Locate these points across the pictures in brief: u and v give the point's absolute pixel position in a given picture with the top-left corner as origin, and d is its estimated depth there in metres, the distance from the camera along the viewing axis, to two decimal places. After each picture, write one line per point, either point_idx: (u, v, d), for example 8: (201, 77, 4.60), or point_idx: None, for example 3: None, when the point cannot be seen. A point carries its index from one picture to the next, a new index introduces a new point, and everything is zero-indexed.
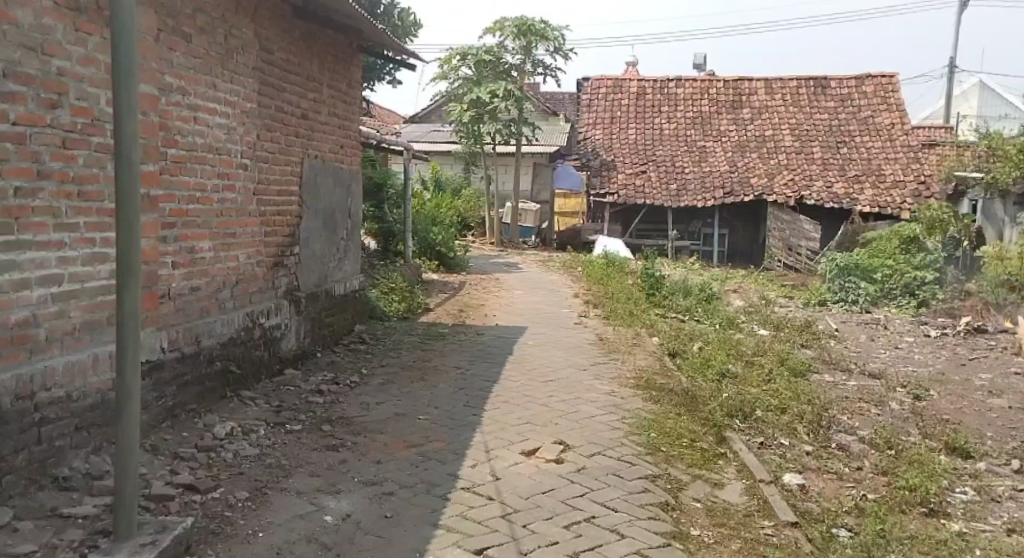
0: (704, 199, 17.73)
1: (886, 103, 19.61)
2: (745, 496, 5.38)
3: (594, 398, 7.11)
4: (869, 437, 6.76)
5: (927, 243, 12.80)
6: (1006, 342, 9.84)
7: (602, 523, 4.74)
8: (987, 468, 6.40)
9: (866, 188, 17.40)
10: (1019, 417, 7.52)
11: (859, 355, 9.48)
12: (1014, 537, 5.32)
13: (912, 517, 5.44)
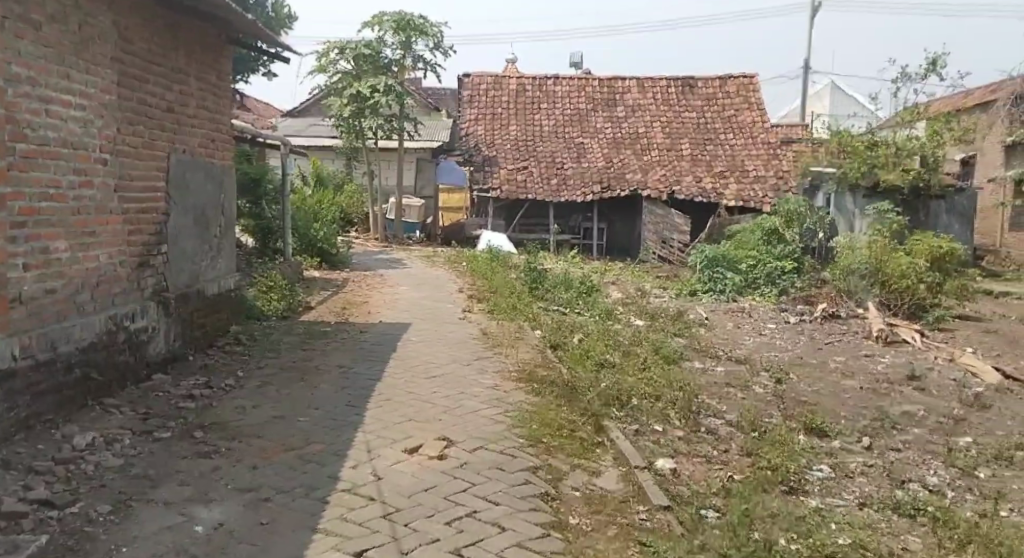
0: (584, 193, 18.10)
1: (749, 102, 20.57)
2: (621, 483, 5.55)
3: (475, 393, 7.16)
4: (735, 421, 7.11)
5: (787, 236, 13.42)
6: (859, 328, 10.48)
7: (483, 518, 4.80)
8: (840, 446, 6.83)
9: (731, 183, 18.20)
10: (869, 397, 8.03)
11: (728, 342, 9.92)
12: (864, 510, 5.71)
13: (774, 495, 5.73)
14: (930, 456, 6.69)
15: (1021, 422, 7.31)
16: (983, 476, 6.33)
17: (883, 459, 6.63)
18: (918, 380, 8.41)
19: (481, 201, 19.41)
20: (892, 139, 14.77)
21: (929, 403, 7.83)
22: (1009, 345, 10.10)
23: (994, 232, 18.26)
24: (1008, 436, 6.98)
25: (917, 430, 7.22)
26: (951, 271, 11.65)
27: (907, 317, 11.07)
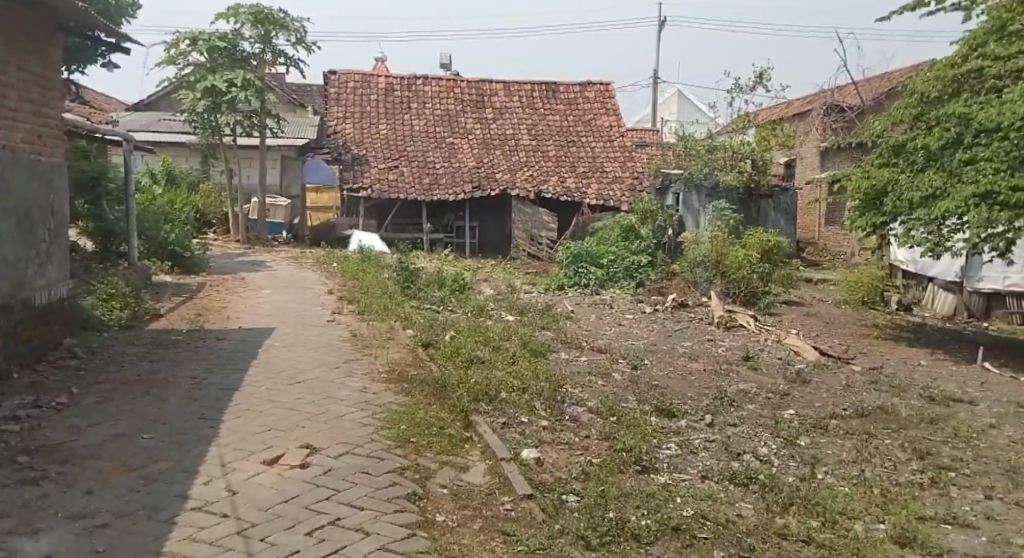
0: (454, 193, 18.52)
1: (607, 108, 21.59)
2: (487, 476, 6.01)
3: (341, 397, 7.47)
4: (597, 406, 7.69)
5: (642, 231, 14.27)
6: (704, 315, 11.40)
7: (347, 525, 5.15)
8: (686, 425, 7.51)
9: (593, 182, 19.09)
10: (712, 378, 8.84)
11: (590, 332, 10.58)
12: (706, 482, 6.31)
13: (628, 475, 6.26)
14: (762, 428, 7.46)
15: (835, 394, 8.28)
16: (805, 443, 7.10)
17: (721, 434, 7.34)
18: (752, 359, 9.34)
19: (351, 201, 19.52)
20: (728, 143, 16.47)
21: (760, 380, 8.71)
22: (827, 328, 11.46)
23: (813, 229, 19.97)
24: (823, 407, 7.91)
25: (751, 405, 8.04)
26: (780, 262, 12.81)
27: (743, 304, 12.14)
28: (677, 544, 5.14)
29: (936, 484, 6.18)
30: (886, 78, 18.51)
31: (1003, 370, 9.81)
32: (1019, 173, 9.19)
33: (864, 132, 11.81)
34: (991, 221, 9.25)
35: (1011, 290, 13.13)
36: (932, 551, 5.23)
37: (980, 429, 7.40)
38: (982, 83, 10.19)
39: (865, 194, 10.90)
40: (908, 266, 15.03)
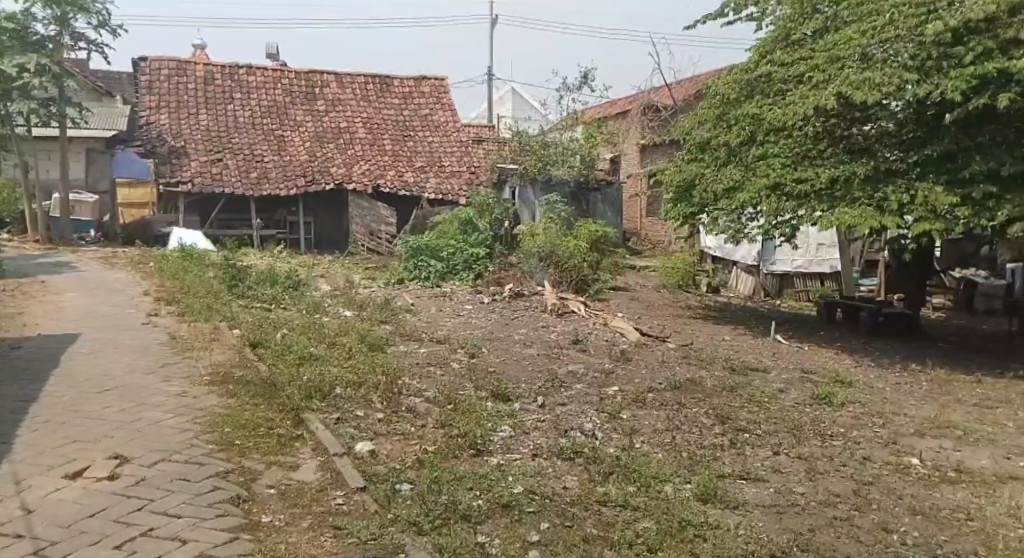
0: (286, 187, 18.39)
1: (442, 103, 21.97)
2: (319, 473, 5.64)
3: (157, 403, 7.03)
4: (435, 396, 7.36)
5: (480, 224, 14.79)
6: (539, 302, 11.99)
7: (161, 534, 4.69)
8: (520, 407, 7.43)
9: (431, 176, 19.44)
10: (545, 360, 9.12)
11: (429, 325, 10.75)
12: (536, 460, 6.21)
13: (463, 459, 5.97)
14: (591, 408, 7.65)
15: (653, 369, 9.05)
16: (626, 417, 7.58)
17: (552, 414, 7.40)
18: (581, 343, 9.89)
19: (169, 197, 18.83)
20: (558, 140, 17.45)
21: (588, 360, 9.25)
22: (648, 311, 12.44)
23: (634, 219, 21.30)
24: (643, 382, 8.58)
25: (579, 385, 8.37)
26: (607, 251, 13.86)
27: (576, 291, 12.93)
28: (506, 520, 5.05)
29: (734, 444, 6.93)
30: (694, 82, 19.99)
31: (793, 343, 11.20)
32: (802, 167, 10.56)
33: (676, 130, 13.36)
34: (779, 210, 10.50)
35: (798, 271, 15.12)
36: (729, 503, 5.77)
37: (771, 394, 8.41)
38: (770, 86, 11.61)
39: (678, 187, 12.25)
40: (714, 252, 16.44)
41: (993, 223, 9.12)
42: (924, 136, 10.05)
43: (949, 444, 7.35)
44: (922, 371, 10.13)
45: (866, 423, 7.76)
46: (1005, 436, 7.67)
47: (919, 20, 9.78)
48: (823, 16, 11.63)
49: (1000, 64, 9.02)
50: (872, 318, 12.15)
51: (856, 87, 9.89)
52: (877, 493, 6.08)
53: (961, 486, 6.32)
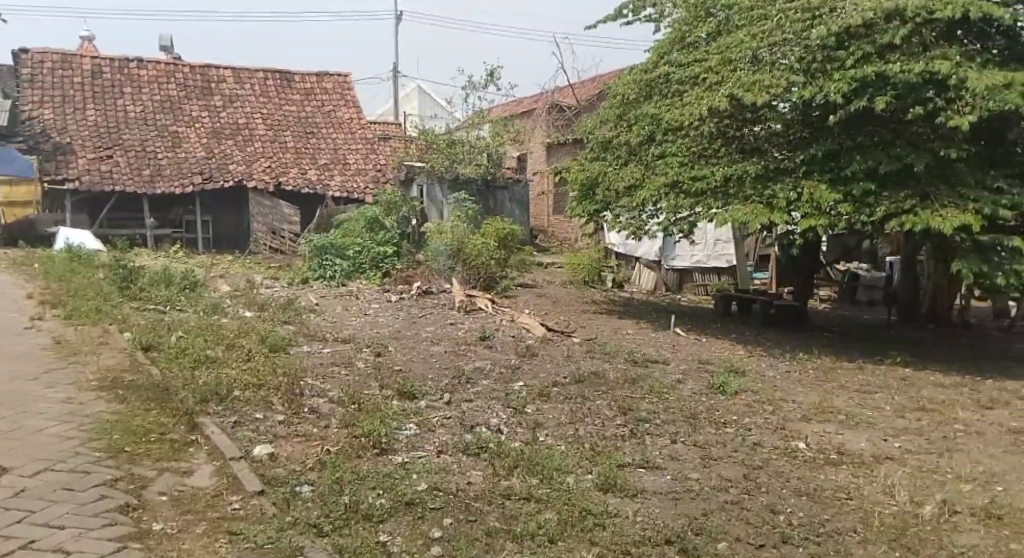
0: (181, 185, 17.92)
1: (346, 99, 21.76)
2: (214, 477, 5.57)
3: (40, 410, 6.79)
4: (338, 396, 7.33)
5: (386, 223, 14.68)
6: (446, 300, 12.03)
7: (42, 546, 4.54)
8: (426, 405, 7.42)
9: (335, 174, 19.25)
10: (451, 358, 9.13)
11: (333, 324, 10.68)
12: (442, 457, 6.23)
13: (367, 458, 5.97)
14: (496, 403, 7.71)
15: (558, 363, 9.23)
16: (531, 411, 7.66)
17: (457, 410, 7.38)
18: (488, 339, 9.97)
19: (54, 194, 17.99)
20: (465, 138, 17.52)
21: (495, 356, 9.32)
22: (555, 307, 12.65)
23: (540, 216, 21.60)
24: (548, 376, 8.72)
25: (486, 381, 8.40)
26: (515, 248, 13.93)
27: (483, 288, 13.06)
28: (409, 518, 5.09)
29: (634, 435, 7.15)
30: (596, 82, 20.46)
31: (691, 335, 11.63)
32: (698, 166, 11.12)
33: (579, 130, 13.70)
34: (678, 207, 11.06)
35: (696, 266, 15.72)
36: (628, 492, 5.94)
37: (670, 385, 8.73)
38: (668, 86, 12.01)
39: (582, 184, 12.66)
40: (616, 249, 16.69)
41: (872, 218, 9.79)
42: (809, 136, 10.54)
43: (832, 428, 7.78)
44: (810, 359, 10.68)
45: (758, 410, 8.15)
46: (884, 419, 8.16)
47: (805, 25, 10.30)
48: (716, 19, 12.09)
49: (878, 68, 9.48)
50: (764, 310, 12.69)
51: (747, 89, 10.44)
52: (766, 476, 6.39)
53: (844, 467, 6.69)
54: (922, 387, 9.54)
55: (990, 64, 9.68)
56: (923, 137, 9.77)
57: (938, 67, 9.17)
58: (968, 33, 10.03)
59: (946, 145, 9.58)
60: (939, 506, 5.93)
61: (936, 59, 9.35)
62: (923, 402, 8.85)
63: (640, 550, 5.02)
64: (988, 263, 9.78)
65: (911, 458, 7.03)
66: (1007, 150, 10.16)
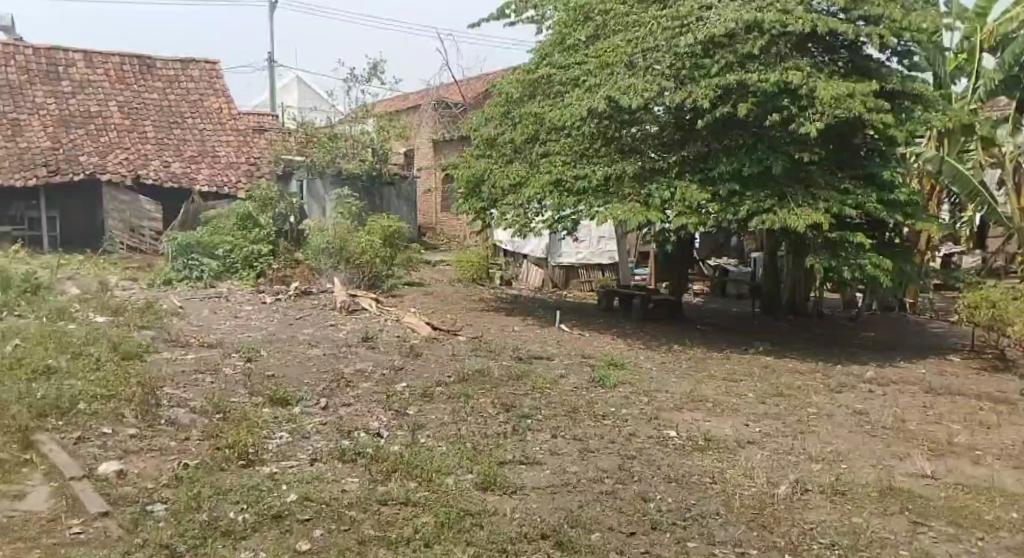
0: (24, 177, 16.64)
1: (214, 88, 20.71)
2: (51, 500, 5.13)
3: None
4: (200, 406, 6.93)
5: (260, 220, 14.05)
6: (327, 300, 11.68)
7: None
8: (301, 411, 7.09)
9: (202, 168, 18.38)
10: (331, 361, 8.79)
11: (200, 328, 10.18)
12: (315, 465, 5.93)
13: (230, 471, 5.63)
14: (376, 404, 7.42)
15: (442, 362, 9.03)
16: (412, 413, 7.32)
17: (335, 416, 7.05)
18: (370, 340, 9.68)
19: None
20: (349, 130, 17.51)
21: (376, 357, 9.04)
22: (441, 305, 12.47)
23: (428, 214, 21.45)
24: (431, 376, 8.47)
25: (366, 384, 8.06)
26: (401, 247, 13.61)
27: (367, 287, 12.71)
28: (275, 533, 4.81)
29: (516, 431, 7.04)
30: (484, 79, 20.47)
31: (575, 330, 11.69)
32: (577, 165, 11.25)
33: (463, 127, 13.58)
34: (562, 205, 11.10)
35: (581, 263, 15.82)
36: (507, 490, 5.82)
37: (553, 380, 8.72)
38: (550, 87, 12.08)
39: (468, 182, 12.49)
40: (506, 244, 16.93)
41: (738, 217, 10.12)
42: (681, 139, 10.83)
43: (701, 416, 7.95)
44: (684, 350, 10.90)
45: (634, 402, 8.24)
46: (747, 406, 8.37)
47: (674, 32, 10.51)
48: (593, 23, 12.17)
49: (739, 76, 9.89)
50: (643, 304, 13.00)
51: (622, 92, 10.59)
52: (639, 465, 6.42)
53: (709, 453, 6.81)
54: (782, 374, 9.85)
55: (836, 76, 10.19)
56: (781, 140, 10.23)
57: (791, 77, 9.64)
58: (819, 46, 10.46)
59: (800, 149, 10.11)
60: (792, 486, 6.06)
61: (790, 69, 9.83)
62: (783, 388, 9.12)
63: (517, 547, 4.91)
64: (837, 258, 10.26)
65: (771, 441, 7.21)
66: (851, 154, 10.63)
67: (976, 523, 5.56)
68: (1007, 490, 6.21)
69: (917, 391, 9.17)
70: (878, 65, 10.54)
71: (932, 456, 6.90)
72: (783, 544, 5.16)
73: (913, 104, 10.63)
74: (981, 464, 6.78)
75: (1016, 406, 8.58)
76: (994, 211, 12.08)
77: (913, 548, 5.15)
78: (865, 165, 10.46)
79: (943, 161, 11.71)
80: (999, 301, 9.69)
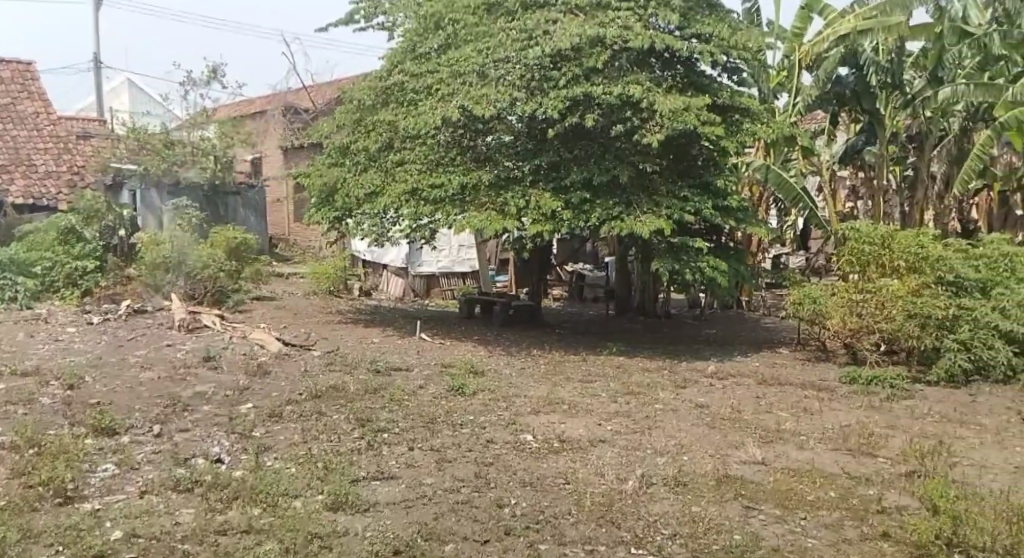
0: None
1: (29, 89, 18.00)
2: None
3: None
4: (11, 441, 6.38)
5: (85, 233, 13.18)
6: (164, 319, 11.03)
7: None
8: (129, 440, 6.64)
9: (15, 177, 15.77)
10: (165, 385, 8.26)
11: (16, 354, 9.39)
12: (144, 498, 5.54)
13: (43, 512, 5.18)
14: (216, 428, 7.03)
15: (293, 380, 8.68)
16: (258, 434, 6.97)
17: (169, 443, 6.63)
18: (212, 359, 9.21)
19: None
20: (186, 137, 17.11)
21: (219, 378, 8.58)
22: (294, 319, 12.08)
23: (281, 224, 20.82)
24: (280, 395, 8.09)
25: (206, 406, 7.62)
26: (248, 259, 13.11)
27: (212, 302, 12.11)
28: None
29: (371, 447, 6.83)
30: (335, 84, 20.22)
31: (436, 339, 11.59)
32: (435, 173, 11.07)
33: (312, 134, 13.23)
34: (418, 214, 10.95)
35: (442, 271, 15.74)
36: (358, 508, 5.60)
37: (410, 391, 8.56)
38: (403, 95, 11.95)
39: (320, 191, 12.17)
40: (365, 255, 16.75)
41: (589, 224, 10.31)
42: (533, 148, 10.92)
43: (556, 418, 8.01)
44: (543, 354, 10.98)
45: (491, 408, 8.20)
46: (600, 405, 8.49)
47: (522, 45, 10.60)
48: (444, 31, 12.13)
49: (585, 89, 10.06)
50: (503, 310, 13.05)
51: (476, 102, 10.58)
52: (495, 472, 6.36)
53: (564, 454, 6.85)
54: (633, 372, 10.07)
55: (673, 90, 10.59)
56: (626, 151, 10.53)
57: (633, 91, 9.91)
58: (658, 61, 10.84)
59: (644, 159, 10.43)
60: (639, 480, 6.18)
61: (632, 83, 10.11)
62: (633, 386, 9.31)
63: None
64: (679, 262, 10.63)
65: (620, 439, 7.33)
66: (689, 164, 11.04)
67: (800, 503, 5.79)
68: (826, 471, 6.51)
69: (751, 383, 9.58)
70: (710, 81, 10.99)
71: (762, 443, 7.18)
72: (629, 538, 5.21)
73: (742, 118, 11.21)
74: (804, 448, 7.11)
75: (836, 392, 9.09)
76: (813, 216, 12.84)
77: (745, 532, 5.29)
78: (702, 175, 10.89)
79: (770, 171, 12.30)
80: (820, 297, 10.27)
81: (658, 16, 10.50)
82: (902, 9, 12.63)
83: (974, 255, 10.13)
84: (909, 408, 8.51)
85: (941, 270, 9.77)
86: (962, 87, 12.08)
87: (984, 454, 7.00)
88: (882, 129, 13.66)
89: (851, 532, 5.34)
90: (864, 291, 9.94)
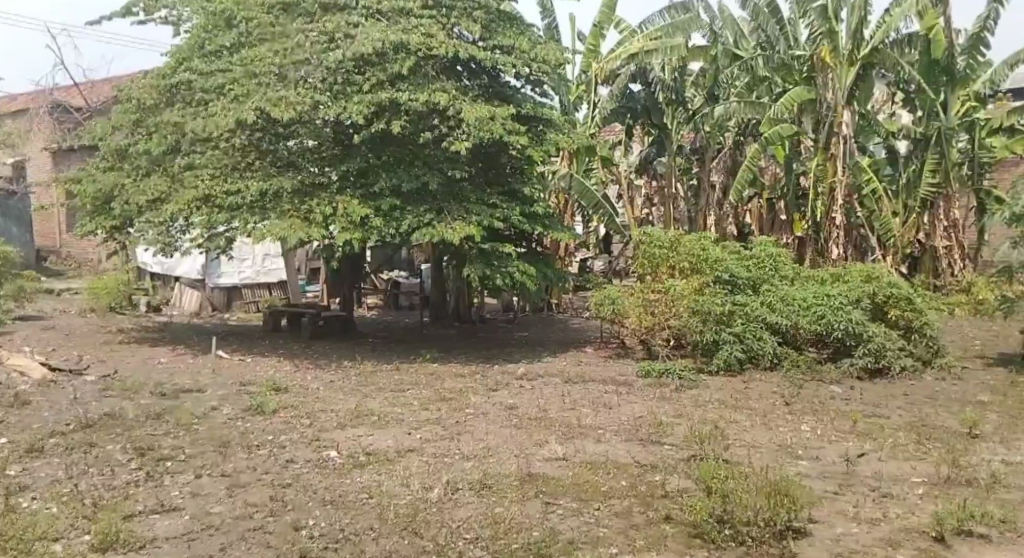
0: None
1: None
2: None
3: None
4: None
5: None
6: None
7: None
8: None
9: None
10: None
11: None
12: None
13: None
14: None
15: (60, 409, 7.85)
16: (14, 472, 6.20)
17: None
18: None
19: None
20: None
21: None
22: (68, 341, 10.97)
23: (53, 235, 18.97)
24: (43, 427, 7.26)
25: None
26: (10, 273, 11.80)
27: None
28: None
29: (151, 477, 6.25)
30: (110, 82, 18.72)
31: (234, 356, 10.89)
32: (229, 179, 10.39)
33: (85, 137, 12.14)
34: (213, 222, 10.26)
35: (245, 282, 14.99)
36: (133, 545, 5.07)
37: (202, 414, 7.97)
38: (191, 94, 11.07)
39: (95, 199, 11.21)
40: (152, 266, 15.69)
41: (400, 231, 10.06)
42: (340, 154, 10.55)
43: (362, 431, 7.69)
44: (353, 366, 10.59)
45: (294, 426, 7.75)
46: (410, 415, 8.25)
47: (322, 48, 10.25)
48: (235, 28, 11.44)
49: (391, 94, 9.83)
50: (313, 322, 12.48)
51: (274, 104, 10.01)
52: (293, 493, 5.97)
53: (370, 467, 6.57)
54: (444, 379, 9.90)
55: (479, 99, 10.55)
56: (435, 158, 10.42)
57: (439, 99, 9.81)
58: (466, 70, 10.80)
59: (452, 166, 10.37)
60: (445, 487, 6.01)
61: (438, 91, 9.99)
62: (444, 393, 9.13)
63: None
64: (490, 267, 10.58)
65: (429, 446, 7.14)
66: (497, 171, 11.07)
67: (596, 495, 5.83)
68: (618, 462, 6.62)
69: (558, 383, 9.68)
70: (513, 92, 11.03)
71: (563, 440, 7.23)
72: (432, 547, 5.01)
73: (546, 128, 11.33)
74: (602, 441, 7.22)
75: (634, 387, 9.34)
76: (613, 223, 13.27)
77: (544, 528, 5.23)
78: (507, 182, 10.97)
79: (573, 179, 12.60)
80: (618, 298, 10.62)
81: (461, 27, 10.61)
82: (682, 32, 13.41)
83: (747, 256, 10.70)
84: (693, 397, 8.87)
85: (719, 270, 10.30)
86: (732, 105, 12.92)
87: (754, 435, 7.39)
88: (671, 143, 14.60)
89: (638, 518, 5.42)
90: (657, 291, 10.39)
